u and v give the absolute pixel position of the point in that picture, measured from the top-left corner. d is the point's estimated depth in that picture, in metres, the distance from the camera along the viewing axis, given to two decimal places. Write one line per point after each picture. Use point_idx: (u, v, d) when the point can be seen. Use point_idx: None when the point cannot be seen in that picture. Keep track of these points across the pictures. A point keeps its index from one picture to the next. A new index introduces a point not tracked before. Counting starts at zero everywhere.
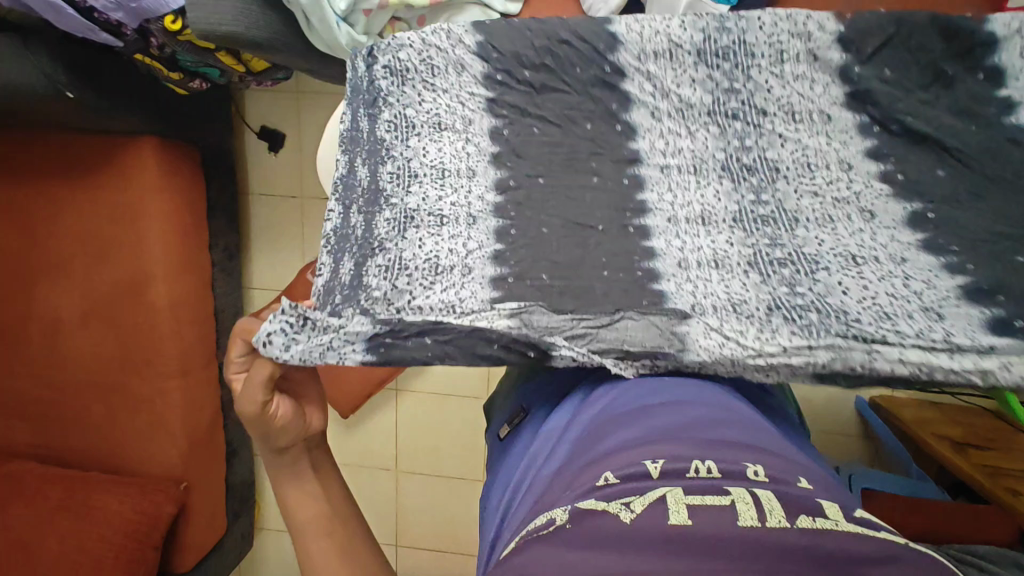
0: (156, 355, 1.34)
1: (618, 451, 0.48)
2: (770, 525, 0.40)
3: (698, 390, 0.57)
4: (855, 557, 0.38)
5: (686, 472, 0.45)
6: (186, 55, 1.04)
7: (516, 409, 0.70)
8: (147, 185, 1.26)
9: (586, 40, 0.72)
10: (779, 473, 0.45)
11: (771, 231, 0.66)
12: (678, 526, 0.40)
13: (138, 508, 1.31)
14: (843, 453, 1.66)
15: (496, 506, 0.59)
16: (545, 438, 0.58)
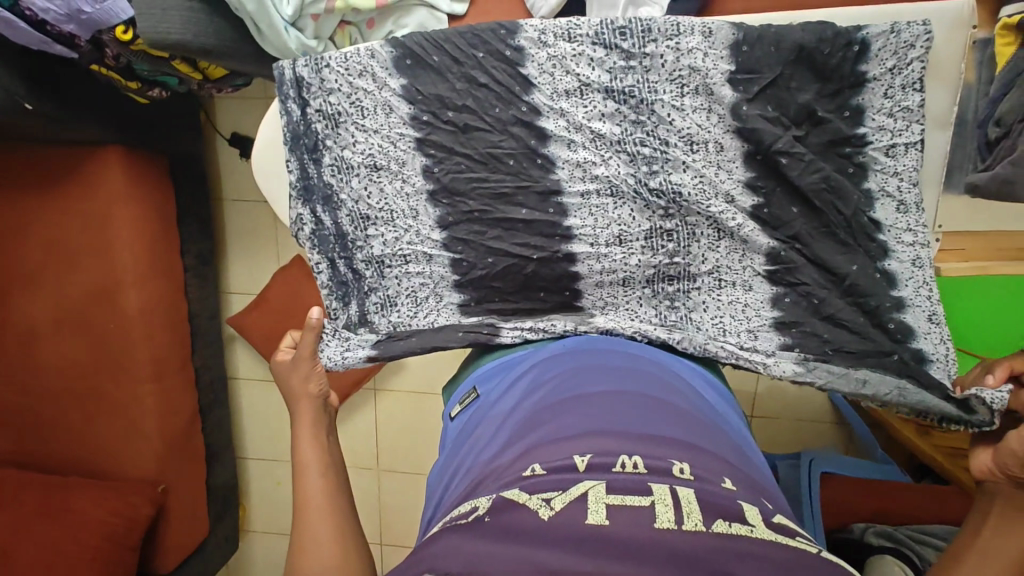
0: (129, 360, 1.36)
1: (547, 445, 0.47)
2: (685, 528, 0.37)
3: (640, 382, 0.55)
4: (768, 562, 0.36)
5: (611, 467, 0.43)
6: (142, 65, 1.07)
7: (469, 388, 0.67)
8: (116, 194, 1.28)
9: (501, 82, 0.69)
10: (704, 471, 0.43)
11: (673, 249, 0.70)
12: (596, 525, 0.38)
13: (114, 510, 1.33)
14: (817, 438, 1.69)
15: (437, 491, 0.59)
16: (489, 423, 0.56)
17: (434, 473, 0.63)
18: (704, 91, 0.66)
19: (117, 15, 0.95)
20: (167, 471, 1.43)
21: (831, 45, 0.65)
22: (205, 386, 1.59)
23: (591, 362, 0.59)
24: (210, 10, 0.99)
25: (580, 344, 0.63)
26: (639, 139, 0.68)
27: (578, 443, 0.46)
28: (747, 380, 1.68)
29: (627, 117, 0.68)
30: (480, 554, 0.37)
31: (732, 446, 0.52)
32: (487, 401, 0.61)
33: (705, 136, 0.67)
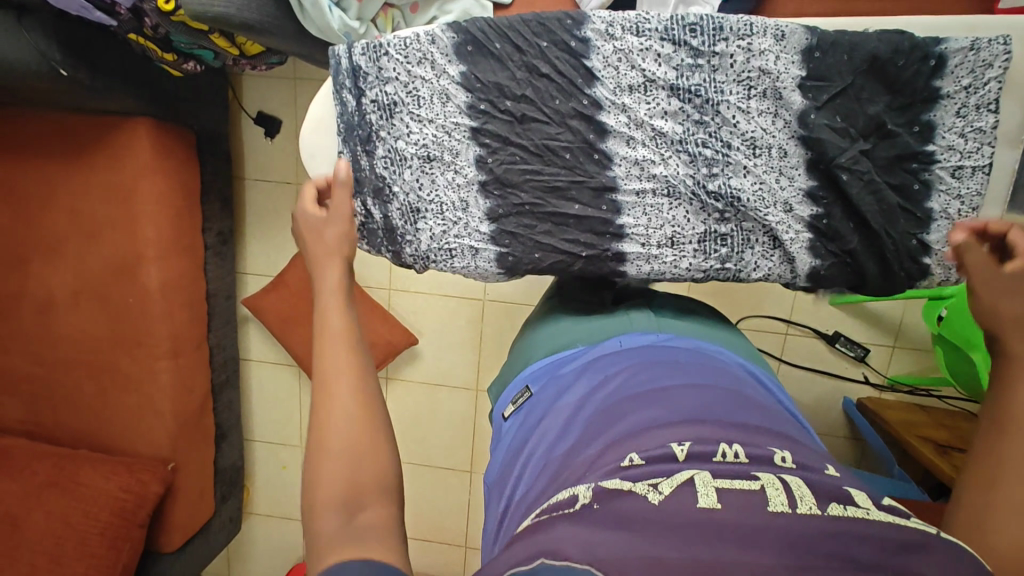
0: (147, 336, 1.35)
1: (638, 433, 0.50)
2: (801, 511, 0.39)
3: (708, 375, 0.59)
4: (891, 545, 0.36)
5: (710, 456, 0.45)
6: (180, 35, 1.05)
7: (521, 388, 0.71)
8: (143, 166, 1.26)
9: (563, 74, 0.67)
10: (805, 459, 0.46)
11: (725, 254, 0.68)
12: (707, 508, 0.40)
13: (126, 487, 1.32)
14: (829, 452, 1.68)
15: (503, 481, 0.61)
16: (562, 412, 0.61)
17: (495, 465, 0.66)
18: (772, 95, 0.65)
19: None
20: (178, 450, 1.42)
21: (909, 58, 0.63)
22: (220, 365, 1.58)
23: (657, 356, 0.64)
24: None
25: (638, 338, 0.69)
26: (700, 140, 0.66)
27: (670, 431, 0.49)
28: None
29: (690, 118, 0.66)
30: (593, 540, 0.38)
31: (801, 433, 0.56)
32: (551, 392, 0.66)
33: (770, 141, 0.66)
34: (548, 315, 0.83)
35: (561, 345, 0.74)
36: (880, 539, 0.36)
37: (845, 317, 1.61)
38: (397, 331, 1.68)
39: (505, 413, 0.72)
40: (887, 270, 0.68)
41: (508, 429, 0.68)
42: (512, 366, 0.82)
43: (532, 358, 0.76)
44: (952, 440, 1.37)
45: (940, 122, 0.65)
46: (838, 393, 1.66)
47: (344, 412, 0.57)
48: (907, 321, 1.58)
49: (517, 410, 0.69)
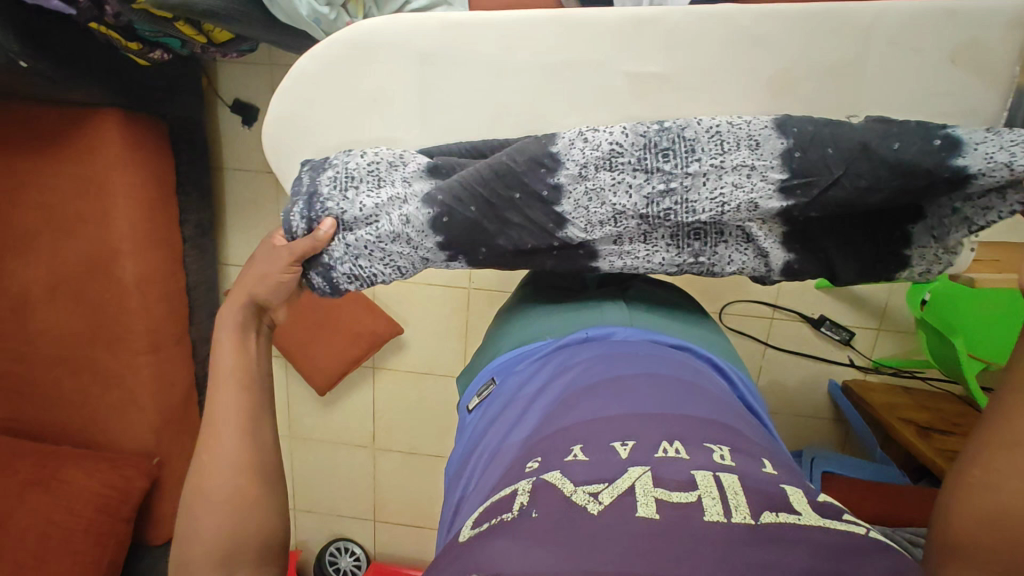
0: (125, 331, 1.33)
1: (587, 427, 0.50)
2: (735, 520, 0.39)
3: (664, 366, 0.60)
4: (819, 546, 0.37)
5: (653, 451, 0.46)
6: (144, 24, 1.01)
7: (486, 380, 0.72)
8: (112, 160, 1.24)
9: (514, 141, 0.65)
10: (744, 458, 0.46)
11: (699, 246, 0.65)
12: (646, 518, 0.40)
13: (109, 483, 1.32)
14: (812, 435, 1.70)
15: (460, 472, 0.62)
16: (520, 404, 0.61)
17: (454, 456, 0.66)
18: (750, 138, 0.59)
19: None
20: (163, 444, 1.42)
21: (913, 146, 0.55)
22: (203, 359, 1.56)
23: (615, 349, 0.64)
24: None
25: (602, 330, 0.69)
26: (668, 189, 0.59)
27: (617, 426, 0.49)
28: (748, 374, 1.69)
29: (653, 160, 0.60)
30: (538, 552, 0.38)
31: (754, 424, 0.57)
32: (511, 383, 0.67)
33: (742, 194, 0.58)
34: (519, 303, 0.84)
35: (528, 336, 0.75)
36: (820, 548, 0.37)
37: (831, 301, 1.60)
38: (382, 321, 1.67)
39: (468, 406, 0.72)
40: (861, 266, 0.66)
41: (469, 424, 0.69)
42: (483, 352, 0.82)
43: (500, 350, 0.77)
44: (933, 422, 1.38)
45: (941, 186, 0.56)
46: (824, 376, 1.66)
47: (231, 470, 0.65)
48: (891, 305, 1.58)
49: (481, 402, 0.69)
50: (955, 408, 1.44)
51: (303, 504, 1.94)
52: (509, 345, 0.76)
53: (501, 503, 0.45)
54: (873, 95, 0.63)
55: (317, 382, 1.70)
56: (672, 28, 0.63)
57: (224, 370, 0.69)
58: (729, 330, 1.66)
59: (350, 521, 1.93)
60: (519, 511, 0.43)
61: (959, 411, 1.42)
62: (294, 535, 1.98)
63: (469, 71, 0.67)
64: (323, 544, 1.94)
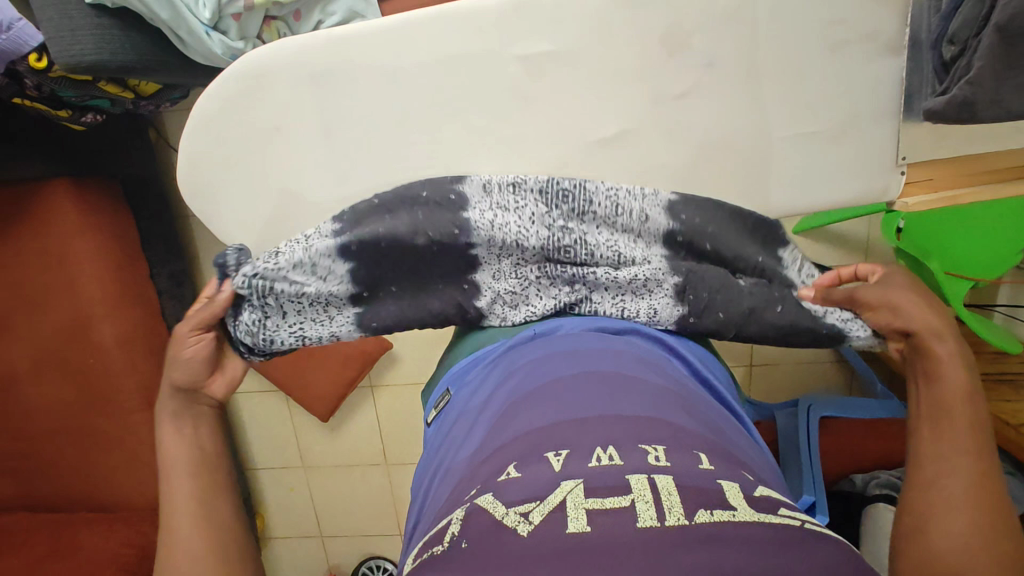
0: (115, 391, 1.35)
1: (520, 442, 0.48)
2: (669, 524, 0.39)
3: (609, 359, 0.57)
4: (751, 543, 0.38)
5: (586, 461, 0.44)
6: (66, 91, 1.02)
7: (442, 392, 0.71)
8: (69, 228, 1.27)
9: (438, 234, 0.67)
10: (682, 454, 0.45)
11: None
12: (577, 533, 0.39)
13: (125, 541, 1.33)
14: (818, 379, 1.68)
15: (421, 489, 0.62)
16: (469, 416, 0.60)
17: (420, 471, 0.66)
18: (647, 277, 0.64)
19: (27, 43, 0.91)
20: None
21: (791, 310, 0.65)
22: None
23: (560, 344, 0.60)
24: (122, 21, 0.93)
25: (549, 323, 0.65)
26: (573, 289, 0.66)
27: (552, 435, 0.47)
28: None
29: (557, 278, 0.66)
30: None
31: (705, 409, 0.54)
32: (464, 393, 0.65)
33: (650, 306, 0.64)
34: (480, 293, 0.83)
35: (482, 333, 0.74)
36: (749, 543, 0.37)
37: (811, 244, 1.58)
38: (370, 339, 1.67)
39: (428, 419, 0.72)
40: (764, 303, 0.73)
41: (428, 436, 0.69)
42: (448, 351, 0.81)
43: (455, 354, 0.76)
44: None
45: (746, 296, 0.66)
46: None
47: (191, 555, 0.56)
48: (874, 237, 1.55)
49: (439, 414, 0.69)
50: None
51: (328, 529, 1.96)
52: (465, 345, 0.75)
53: (437, 534, 0.44)
54: (769, 37, 0.63)
55: (317, 410, 1.72)
56: (555, 10, 0.64)
57: (172, 458, 0.63)
58: None
59: (376, 538, 1.95)
60: (450, 542, 0.42)
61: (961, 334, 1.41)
62: (325, 561, 2.00)
63: (367, 83, 0.67)
64: (354, 565, 1.96)
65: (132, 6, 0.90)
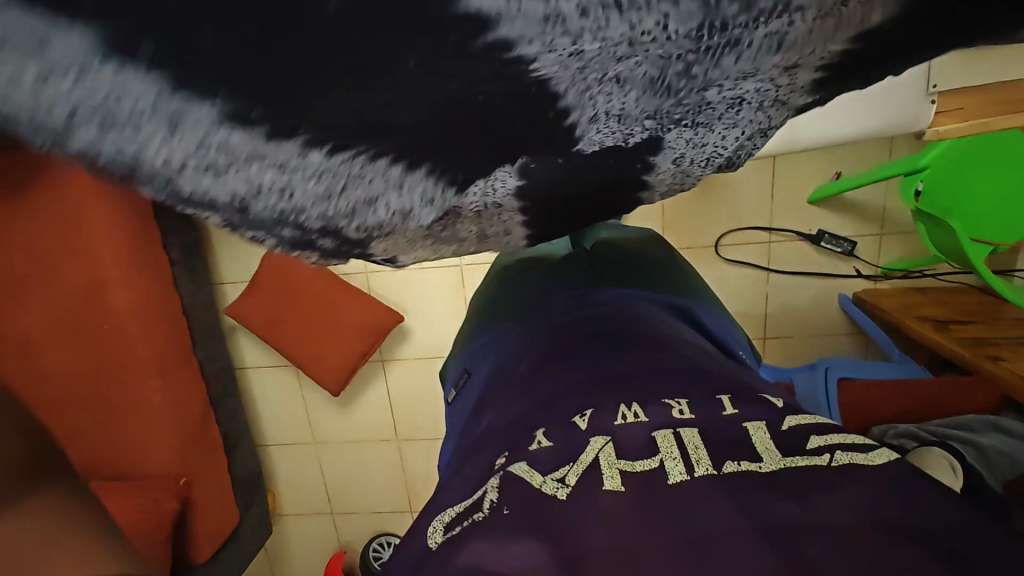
0: (129, 359, 1.36)
1: (543, 412, 0.56)
2: (697, 474, 0.43)
3: (626, 330, 0.67)
4: (781, 481, 0.41)
5: (613, 420, 0.51)
6: None
7: (462, 371, 0.81)
8: (83, 196, 1.26)
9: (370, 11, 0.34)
10: (703, 407, 0.51)
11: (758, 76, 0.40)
12: (611, 490, 0.43)
13: (140, 508, 1.33)
14: (831, 352, 1.67)
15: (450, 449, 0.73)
16: (490, 390, 0.68)
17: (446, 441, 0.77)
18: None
19: None
20: (187, 464, 1.45)
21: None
22: (214, 377, 1.62)
23: (584, 318, 0.71)
24: None
25: (552, 303, 0.77)
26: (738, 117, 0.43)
27: (580, 398, 0.56)
28: (756, 303, 1.66)
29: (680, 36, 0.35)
30: None
31: (716, 363, 0.62)
32: (481, 373, 0.75)
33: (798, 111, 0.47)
34: (492, 279, 0.93)
35: (499, 318, 0.83)
36: (772, 483, 0.41)
37: (825, 214, 1.57)
38: (381, 311, 1.67)
39: (449, 400, 0.82)
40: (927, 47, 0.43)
41: (450, 415, 0.80)
42: (465, 331, 0.90)
43: (476, 333, 0.85)
44: (950, 315, 1.36)
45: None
46: (832, 291, 1.62)
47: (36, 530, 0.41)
48: (889, 206, 1.54)
49: (458, 392, 0.80)
50: (972, 299, 1.42)
51: (339, 506, 1.96)
52: (485, 329, 0.84)
53: (475, 504, 0.46)
54: None
55: (328, 386, 1.69)
56: None
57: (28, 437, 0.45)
58: (727, 261, 1.63)
59: (387, 515, 1.95)
60: (489, 510, 0.43)
61: (976, 301, 1.41)
62: (337, 539, 2.00)
63: None
64: (366, 542, 1.95)
65: None
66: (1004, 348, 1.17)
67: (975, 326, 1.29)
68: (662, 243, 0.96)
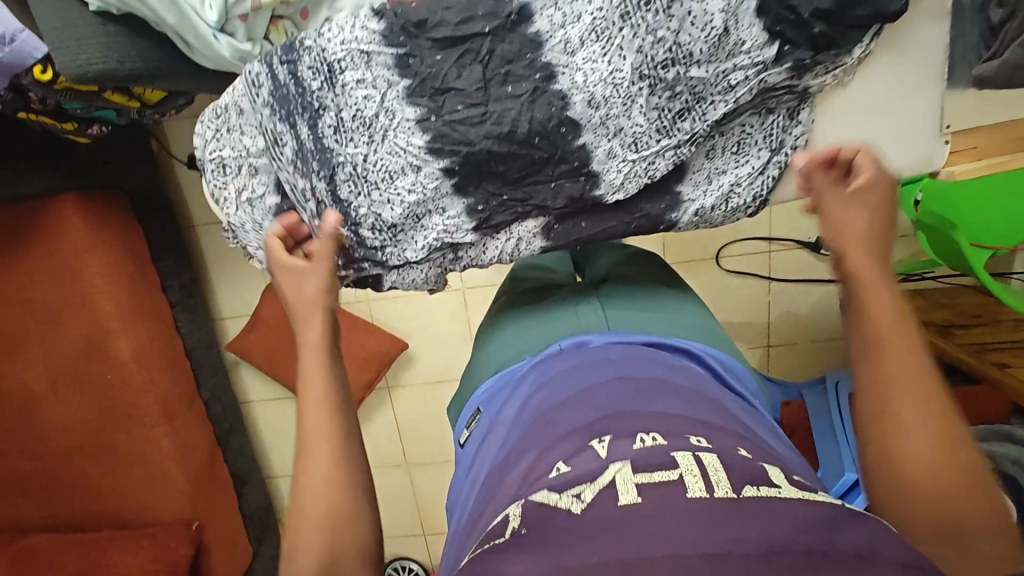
0: (135, 407, 1.35)
1: (565, 441, 0.59)
2: (717, 495, 0.47)
3: (640, 365, 0.69)
4: (795, 515, 0.45)
5: (631, 445, 0.54)
6: (71, 102, 1.00)
7: (473, 412, 0.82)
8: (80, 246, 1.25)
9: (441, 23, 0.62)
10: (719, 445, 0.54)
11: (690, 55, 0.59)
12: (628, 505, 0.48)
13: (153, 556, 1.32)
14: (835, 356, 1.69)
15: (461, 493, 0.73)
16: (503, 428, 0.71)
17: (455, 484, 0.76)
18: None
19: (31, 56, 0.89)
20: (199, 507, 1.43)
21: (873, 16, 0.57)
22: (220, 416, 1.59)
23: (591, 355, 0.73)
24: (127, 29, 0.90)
25: (574, 340, 0.78)
26: (675, 94, 0.61)
27: (596, 429, 0.59)
28: (759, 312, 1.67)
29: (636, 10, 0.58)
30: None
31: (725, 411, 0.64)
32: (495, 411, 0.76)
33: (727, 138, 0.65)
34: (499, 315, 0.94)
35: (508, 358, 0.84)
36: (795, 516, 0.44)
37: None
38: (385, 340, 1.66)
39: (460, 440, 0.82)
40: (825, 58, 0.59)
41: (459, 457, 0.79)
42: (474, 370, 0.91)
43: (485, 375, 0.87)
44: (953, 319, 1.37)
45: (870, 39, 0.59)
46: (835, 296, 1.63)
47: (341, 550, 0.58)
48: None
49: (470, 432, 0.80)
50: (973, 301, 1.43)
51: None
52: (493, 367, 0.86)
53: (494, 530, 0.52)
54: None
55: None
56: None
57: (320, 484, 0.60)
58: (728, 272, 1.64)
59: (401, 540, 1.94)
60: (510, 532, 0.49)
61: (978, 303, 1.42)
62: None
63: None
64: None
65: (137, 12, 0.88)
66: (1008, 355, 1.18)
67: (978, 331, 1.30)
68: (675, 279, 0.96)
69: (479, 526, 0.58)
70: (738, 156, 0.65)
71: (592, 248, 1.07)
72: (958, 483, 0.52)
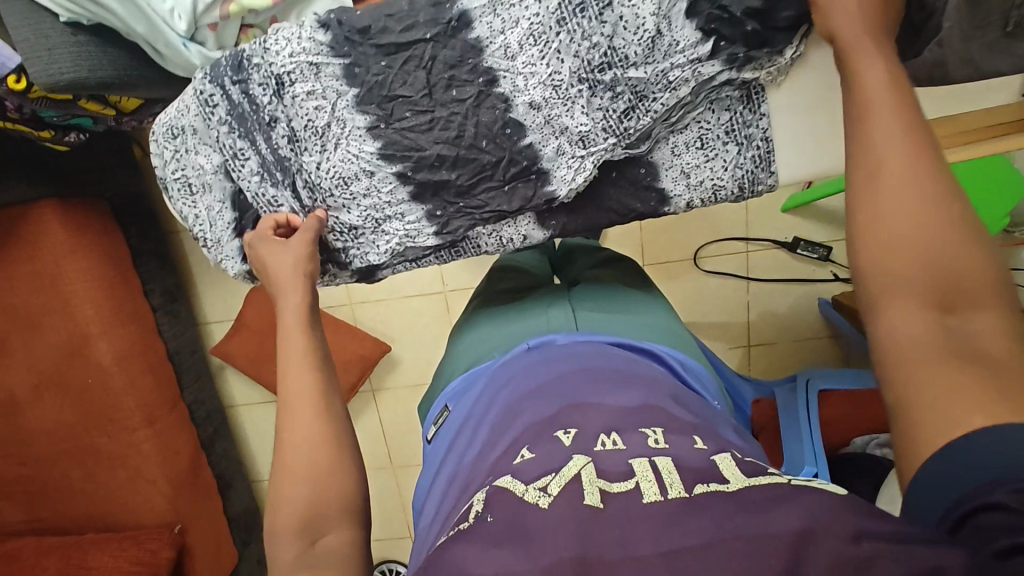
0: (118, 410, 1.37)
1: (531, 431, 0.60)
2: (671, 497, 0.46)
3: (600, 361, 0.71)
4: (742, 503, 0.44)
5: (594, 446, 0.55)
6: (47, 111, 1.03)
7: (441, 408, 0.84)
8: (60, 251, 1.28)
9: (386, 30, 0.64)
10: (675, 438, 0.55)
11: (624, 57, 0.61)
12: (592, 506, 0.47)
13: (135, 558, 1.33)
14: (815, 356, 1.70)
15: (426, 495, 0.73)
16: (471, 424, 0.72)
17: (422, 482, 0.77)
18: None
19: (4, 65, 0.92)
20: (182, 510, 1.44)
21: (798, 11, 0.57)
22: (203, 420, 1.61)
23: (555, 353, 0.75)
24: (100, 38, 0.93)
25: (541, 338, 0.80)
26: (616, 94, 0.62)
27: (560, 422, 0.59)
28: (738, 312, 1.68)
29: (572, 16, 0.60)
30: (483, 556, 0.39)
31: (691, 408, 0.65)
32: (463, 405, 0.78)
33: (686, 135, 0.65)
34: (473, 315, 0.96)
35: (478, 357, 0.86)
36: (745, 505, 0.44)
37: (801, 222, 1.59)
38: (368, 343, 1.68)
39: (429, 437, 0.83)
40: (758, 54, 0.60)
41: (428, 452, 0.81)
42: (447, 367, 0.93)
43: (454, 374, 0.88)
44: None
45: (800, 40, 0.60)
46: (812, 295, 1.65)
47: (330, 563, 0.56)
48: None
49: (439, 427, 0.82)
50: None
51: None
52: (463, 366, 0.87)
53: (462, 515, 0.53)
54: None
55: None
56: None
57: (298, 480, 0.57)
58: (706, 273, 1.65)
59: (389, 543, 1.94)
60: (474, 519, 0.49)
61: None
62: None
63: None
64: None
65: (109, 23, 0.90)
66: None
67: None
68: (645, 280, 0.98)
69: (445, 519, 0.59)
70: (707, 151, 0.65)
71: (570, 251, 1.08)
72: (936, 229, 0.48)
